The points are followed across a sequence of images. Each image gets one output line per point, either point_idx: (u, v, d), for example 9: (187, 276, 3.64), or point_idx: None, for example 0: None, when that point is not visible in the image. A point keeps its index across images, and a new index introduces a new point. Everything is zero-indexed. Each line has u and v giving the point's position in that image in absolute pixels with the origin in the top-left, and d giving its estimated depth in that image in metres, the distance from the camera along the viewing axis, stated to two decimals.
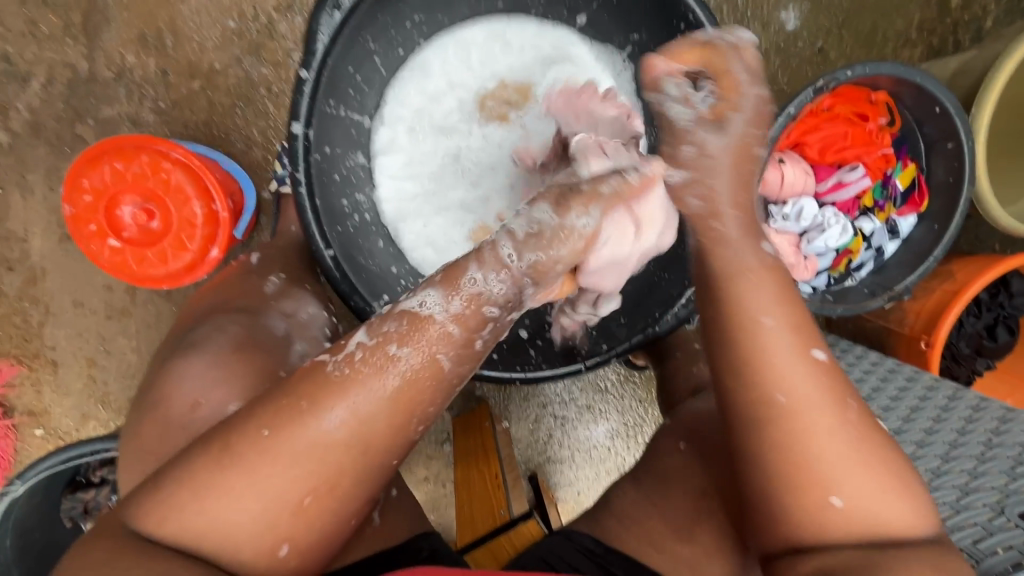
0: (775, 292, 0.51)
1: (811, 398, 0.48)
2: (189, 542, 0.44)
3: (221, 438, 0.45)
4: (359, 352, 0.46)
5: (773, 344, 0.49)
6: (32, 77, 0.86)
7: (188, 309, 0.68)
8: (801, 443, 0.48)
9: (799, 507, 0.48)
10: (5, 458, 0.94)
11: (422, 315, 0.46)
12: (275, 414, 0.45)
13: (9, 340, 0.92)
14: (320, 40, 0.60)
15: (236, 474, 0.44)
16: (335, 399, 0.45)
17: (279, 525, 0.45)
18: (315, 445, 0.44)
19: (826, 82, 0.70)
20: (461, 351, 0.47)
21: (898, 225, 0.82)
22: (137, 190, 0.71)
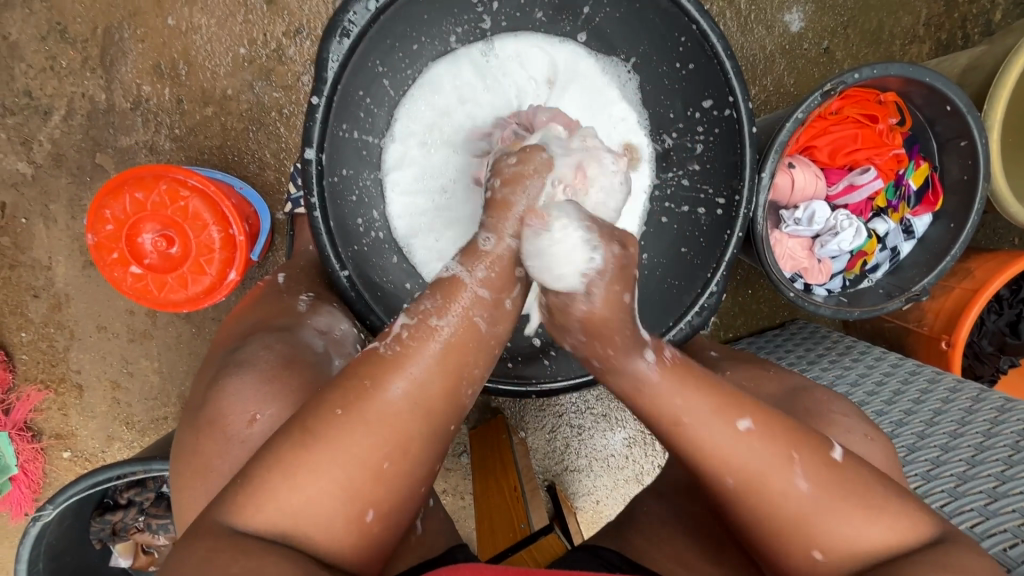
0: (694, 381, 0.51)
1: (757, 468, 0.49)
2: (280, 526, 0.43)
3: (298, 422, 0.46)
4: (405, 331, 0.48)
5: (707, 431, 0.50)
6: (53, 110, 0.88)
7: (224, 331, 0.69)
8: (769, 517, 0.49)
9: (794, 567, 0.49)
10: (35, 481, 0.97)
11: (453, 279, 0.50)
12: (347, 392, 0.46)
13: (37, 366, 0.95)
14: (330, 67, 0.61)
15: (323, 450, 0.44)
16: (394, 371, 0.47)
17: (362, 495, 0.45)
18: (386, 414, 0.46)
19: (834, 85, 0.70)
20: (493, 310, 0.50)
21: (913, 225, 0.81)
22: (157, 218, 0.73)
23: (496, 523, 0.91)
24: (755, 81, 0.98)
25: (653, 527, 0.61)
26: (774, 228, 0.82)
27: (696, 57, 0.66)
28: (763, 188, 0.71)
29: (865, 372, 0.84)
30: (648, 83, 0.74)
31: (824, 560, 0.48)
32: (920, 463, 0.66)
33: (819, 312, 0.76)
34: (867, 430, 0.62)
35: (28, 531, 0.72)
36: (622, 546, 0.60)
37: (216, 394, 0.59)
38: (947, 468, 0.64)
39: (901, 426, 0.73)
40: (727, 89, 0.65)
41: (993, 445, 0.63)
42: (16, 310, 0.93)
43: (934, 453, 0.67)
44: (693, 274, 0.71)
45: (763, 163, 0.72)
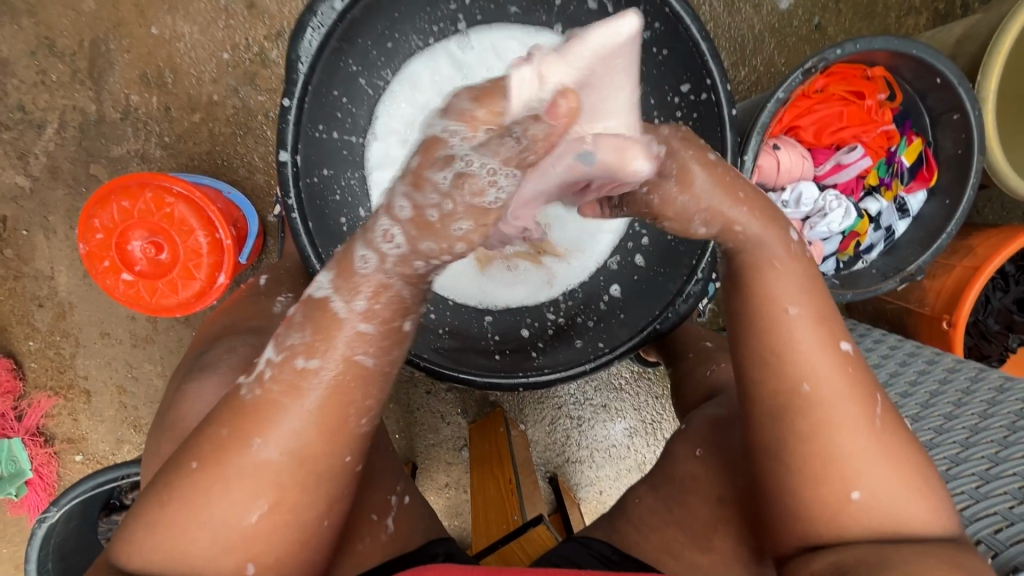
0: (806, 282, 0.51)
1: (835, 390, 0.48)
2: (154, 572, 0.45)
3: (164, 477, 0.45)
4: (268, 370, 0.46)
5: (802, 333, 0.49)
6: (46, 123, 0.90)
7: (202, 334, 0.71)
8: (821, 438, 0.47)
9: (820, 503, 0.47)
10: (48, 484, 0.99)
11: (325, 311, 0.46)
12: (202, 445, 0.45)
13: (45, 373, 0.98)
14: (300, 69, 0.62)
15: (177, 509, 0.44)
16: (257, 426, 0.44)
17: (239, 546, 0.45)
18: (248, 471, 0.44)
19: (815, 63, 0.68)
20: (379, 345, 0.46)
21: (908, 203, 0.79)
22: (145, 225, 0.74)
23: (490, 514, 0.93)
24: (744, 62, 0.96)
25: (642, 518, 0.61)
26: None
27: (671, 40, 0.65)
28: (746, 171, 0.70)
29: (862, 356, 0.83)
30: None
31: (858, 502, 0.47)
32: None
33: None
34: None
35: (35, 532, 0.77)
36: (618, 539, 0.60)
37: (180, 399, 0.60)
38: (940, 451, 0.62)
39: (897, 407, 0.72)
40: (704, 72, 0.64)
41: (988, 426, 0.61)
42: (22, 320, 0.96)
43: (929, 436, 0.65)
44: (679, 259, 0.73)
45: (746, 145, 0.70)
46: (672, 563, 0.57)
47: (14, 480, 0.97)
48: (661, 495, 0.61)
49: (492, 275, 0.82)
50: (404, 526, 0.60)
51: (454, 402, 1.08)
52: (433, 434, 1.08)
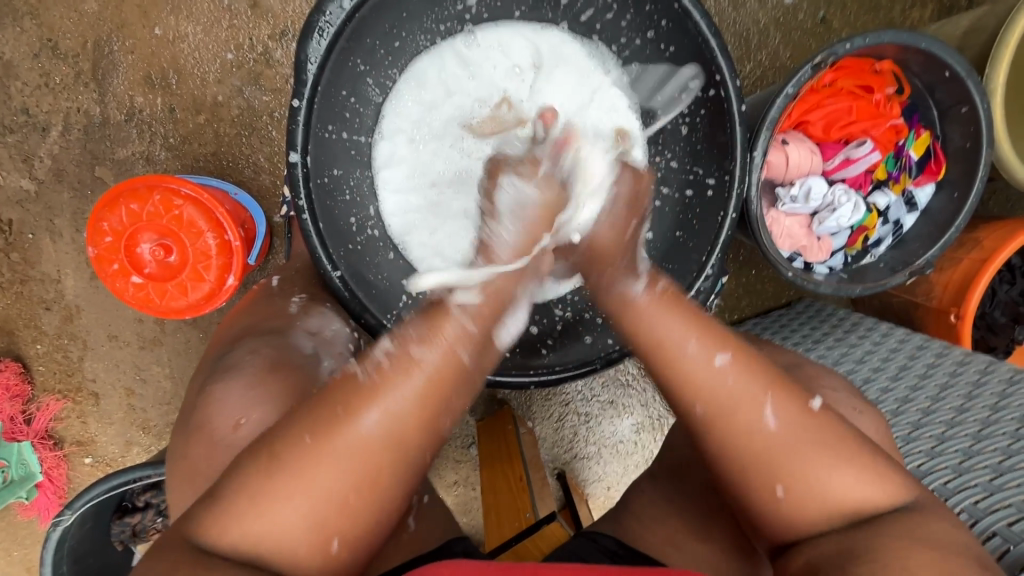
0: (676, 310, 0.54)
1: (733, 398, 0.51)
2: (247, 545, 0.45)
3: (267, 447, 0.46)
4: (386, 358, 0.49)
5: (677, 355, 0.53)
6: (51, 126, 0.90)
7: (219, 335, 0.71)
8: (740, 442, 0.51)
9: (758, 495, 0.51)
10: (59, 487, 0.99)
11: (439, 307, 0.52)
12: (316, 419, 0.47)
13: (54, 376, 0.98)
14: (308, 69, 0.62)
15: (284, 477, 0.45)
16: (369, 403, 0.47)
17: (329, 524, 0.46)
18: (354, 448, 0.46)
19: (824, 57, 0.68)
20: (478, 345, 0.51)
21: (916, 196, 0.79)
22: (153, 227, 0.74)
23: (502, 511, 0.93)
24: (749, 57, 0.95)
25: (653, 514, 0.61)
26: (770, 208, 0.80)
27: (680, 36, 0.65)
28: (756, 167, 0.70)
29: (871, 349, 0.83)
30: (633, 63, 0.73)
31: (785, 498, 0.50)
32: (925, 440, 0.65)
33: (819, 290, 0.75)
34: (857, 404, 0.62)
35: (50, 535, 0.76)
36: (620, 533, 0.60)
37: (206, 400, 0.60)
38: (952, 443, 0.63)
39: (897, 412, 0.71)
40: (714, 68, 0.64)
41: (1000, 420, 0.62)
42: (30, 323, 0.96)
43: (939, 429, 0.66)
44: (687, 256, 0.70)
45: (754, 141, 0.70)
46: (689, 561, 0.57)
47: (24, 484, 0.96)
48: (664, 488, 0.64)
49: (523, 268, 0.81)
50: (419, 525, 0.60)
51: None
52: None
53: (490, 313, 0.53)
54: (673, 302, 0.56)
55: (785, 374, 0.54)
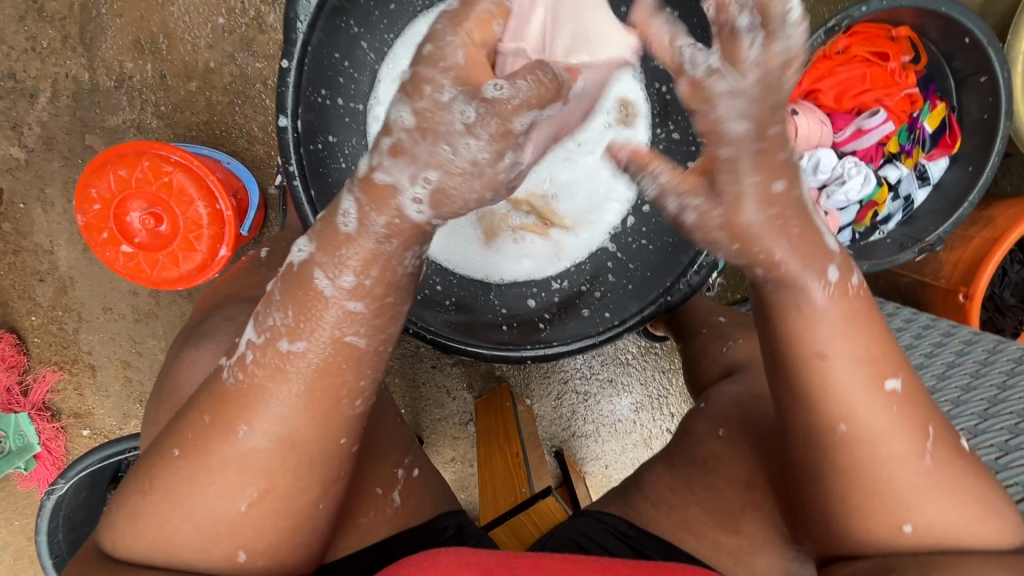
0: (858, 321, 0.44)
1: (877, 432, 0.43)
2: (137, 559, 0.43)
3: (148, 465, 0.44)
4: (252, 354, 0.43)
5: (831, 376, 0.43)
6: (39, 93, 0.88)
7: (202, 303, 0.70)
8: (856, 475, 0.44)
9: (868, 531, 0.44)
10: (57, 457, 0.99)
11: (308, 287, 0.42)
12: (186, 433, 0.43)
13: (49, 348, 0.97)
14: (298, 28, 0.59)
15: (162, 497, 0.43)
16: (243, 412, 0.42)
17: (226, 535, 0.43)
18: (230, 459, 0.42)
19: (838, 21, 0.65)
20: (372, 323, 0.43)
21: (929, 170, 0.76)
22: (143, 195, 0.72)
23: (497, 488, 0.92)
24: None
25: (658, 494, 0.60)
26: None
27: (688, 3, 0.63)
28: None
29: None
30: None
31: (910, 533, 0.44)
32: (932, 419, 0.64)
33: None
34: None
35: (44, 503, 0.77)
36: (631, 514, 0.60)
37: (179, 366, 0.58)
38: (957, 421, 0.61)
39: None
40: (721, 33, 0.61)
41: (1007, 398, 0.60)
42: (23, 295, 0.95)
43: (945, 407, 0.64)
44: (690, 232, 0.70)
45: None
46: (695, 542, 0.56)
47: (21, 454, 0.97)
48: (678, 472, 0.61)
49: (500, 249, 0.80)
50: (410, 500, 0.59)
51: (459, 376, 1.08)
52: (438, 409, 1.08)
53: (403, 245, 0.42)
54: (862, 306, 0.44)
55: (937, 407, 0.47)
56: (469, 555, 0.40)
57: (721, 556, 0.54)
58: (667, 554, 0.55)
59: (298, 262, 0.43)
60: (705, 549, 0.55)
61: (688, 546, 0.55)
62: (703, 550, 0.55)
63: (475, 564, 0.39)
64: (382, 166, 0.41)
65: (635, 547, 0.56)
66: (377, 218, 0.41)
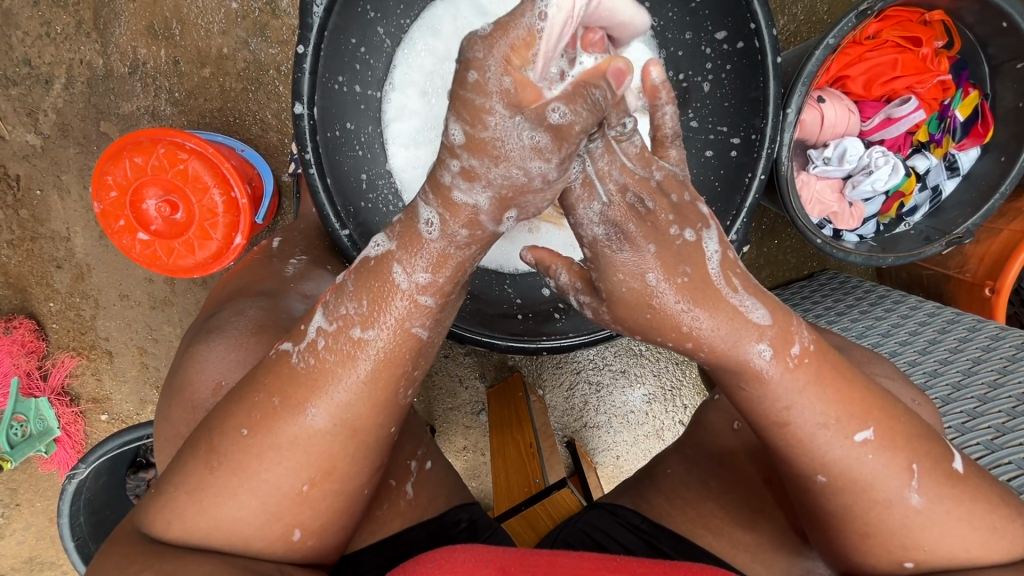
0: (820, 383, 0.44)
1: (854, 481, 0.45)
2: (196, 540, 0.43)
3: (207, 439, 0.44)
4: (320, 340, 0.43)
5: (792, 443, 0.45)
6: (53, 79, 0.88)
7: (214, 295, 0.70)
8: (842, 521, 0.46)
9: (871, 564, 0.46)
10: (76, 442, 1.01)
11: (384, 279, 0.42)
12: (252, 413, 0.43)
13: (67, 334, 0.98)
14: (314, 13, 0.58)
15: (230, 475, 0.43)
16: (310, 393, 0.42)
17: (286, 513, 0.43)
18: (300, 440, 0.42)
19: (872, 4, 0.62)
20: (437, 318, 0.44)
21: (958, 160, 0.74)
22: (158, 182, 0.72)
23: (511, 479, 0.92)
24: (784, 10, 0.89)
25: (675, 489, 0.59)
26: (800, 170, 0.76)
27: None
28: (789, 126, 0.65)
29: (898, 322, 0.80)
30: (656, 13, 0.67)
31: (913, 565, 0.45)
32: (956, 415, 0.63)
33: (848, 259, 0.71)
34: (914, 395, 0.56)
35: (66, 487, 0.78)
36: (645, 507, 0.59)
37: (189, 362, 0.58)
38: (983, 420, 0.61)
39: (925, 389, 0.68)
40: (748, 15, 0.58)
41: None
42: (42, 281, 0.96)
43: (971, 404, 0.63)
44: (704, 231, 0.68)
45: (788, 99, 0.66)
46: (711, 537, 0.55)
47: (42, 438, 0.97)
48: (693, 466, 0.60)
49: (513, 237, 0.78)
50: (423, 491, 0.59)
51: (472, 366, 1.08)
52: (450, 398, 1.08)
53: (479, 250, 0.43)
54: (819, 362, 0.44)
55: (932, 434, 0.47)
56: (487, 553, 0.39)
57: (739, 552, 0.53)
58: (685, 553, 0.54)
59: (376, 257, 0.43)
60: (723, 546, 0.54)
61: (704, 542, 0.55)
62: (719, 546, 0.54)
63: (493, 562, 0.38)
64: (457, 185, 0.40)
65: (648, 540, 0.55)
66: (457, 226, 0.41)
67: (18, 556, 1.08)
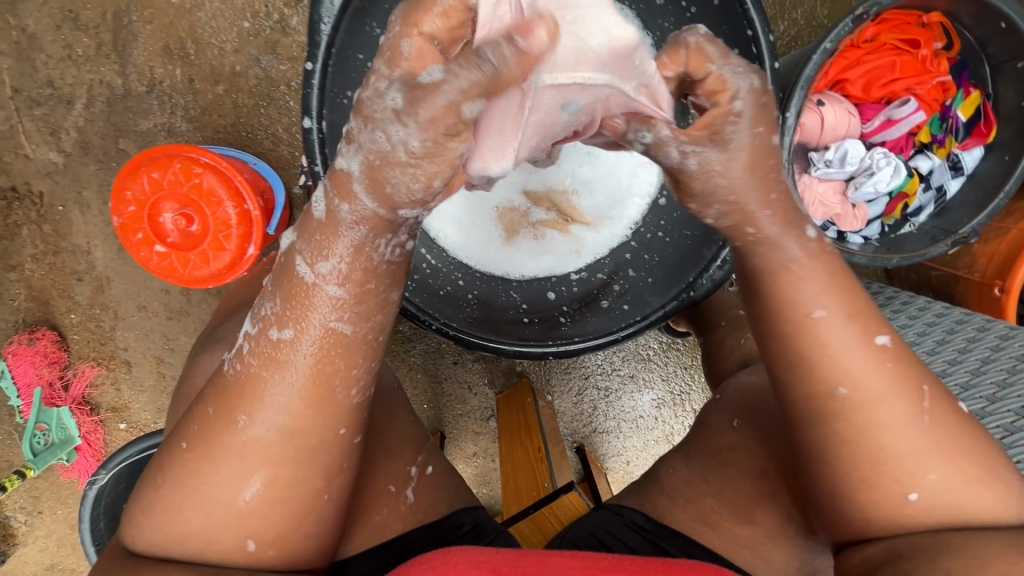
0: (835, 279, 0.44)
1: (869, 391, 0.43)
2: (157, 550, 0.45)
3: (157, 463, 0.46)
4: (247, 344, 0.45)
5: (811, 339, 0.43)
6: (75, 99, 0.91)
7: (225, 304, 0.73)
8: (849, 447, 0.43)
9: (877, 508, 0.43)
10: (95, 451, 1.04)
11: (291, 274, 0.43)
12: (192, 426, 0.45)
13: (87, 344, 1.01)
14: (322, 30, 0.60)
15: (169, 492, 0.44)
16: (240, 403, 0.44)
17: (235, 525, 0.44)
18: (234, 450, 0.44)
19: (867, 9, 0.64)
20: (356, 310, 0.43)
21: (962, 159, 0.74)
22: (174, 197, 0.74)
23: (519, 481, 0.93)
24: (784, 15, 0.90)
25: (676, 488, 0.59)
26: (803, 173, 0.76)
27: None
28: (789, 130, 0.66)
29: (907, 322, 0.80)
30: (657, 20, 0.69)
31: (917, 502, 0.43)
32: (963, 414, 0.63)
33: (853, 260, 0.71)
34: None
35: (86, 493, 0.81)
36: (649, 507, 0.60)
37: (199, 369, 0.60)
38: (992, 419, 0.61)
39: None
40: (745, 22, 0.60)
41: None
42: (63, 294, 0.99)
43: (979, 404, 0.63)
44: (698, 253, 0.71)
45: (788, 102, 0.66)
46: (710, 533, 0.55)
47: (64, 447, 1.02)
48: (694, 465, 0.60)
49: (519, 245, 0.82)
50: (426, 495, 0.60)
51: (481, 372, 1.09)
52: (460, 404, 1.09)
53: (374, 232, 0.41)
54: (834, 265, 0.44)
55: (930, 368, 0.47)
56: (479, 554, 0.40)
57: (744, 553, 0.53)
58: (685, 549, 0.55)
59: (283, 251, 0.45)
60: (721, 542, 0.55)
61: (704, 539, 0.55)
62: (718, 543, 0.55)
63: (485, 563, 0.39)
64: (344, 154, 0.40)
65: (652, 540, 0.56)
66: (344, 208, 0.41)
67: (39, 563, 1.11)
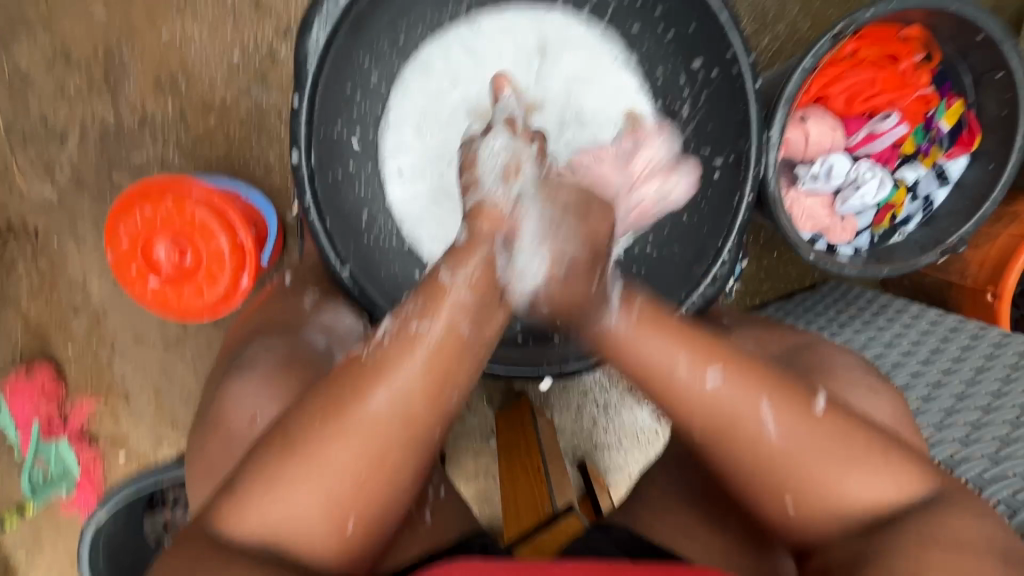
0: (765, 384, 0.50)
1: (783, 455, 0.49)
2: (262, 533, 0.45)
3: (280, 433, 0.46)
4: (388, 334, 0.47)
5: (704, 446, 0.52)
6: (69, 135, 0.92)
7: (233, 334, 0.72)
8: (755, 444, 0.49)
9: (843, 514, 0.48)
10: (97, 482, 1.03)
11: (434, 283, 0.48)
12: (323, 400, 0.46)
13: (85, 376, 1.01)
14: (308, 66, 0.61)
15: (299, 464, 0.45)
16: (373, 382, 0.46)
17: (340, 507, 0.46)
18: (365, 425, 0.45)
19: (844, 27, 0.64)
20: (480, 316, 0.48)
21: (948, 169, 0.76)
22: (167, 231, 0.74)
23: (519, 502, 0.91)
24: (767, 29, 0.91)
25: (658, 499, 0.62)
26: (789, 188, 0.76)
27: (690, 13, 0.64)
28: (773, 146, 0.67)
29: (902, 331, 0.81)
30: (635, 45, 0.71)
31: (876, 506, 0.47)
32: (949, 444, 0.62)
33: (843, 272, 0.72)
34: (873, 384, 0.61)
35: (84, 532, 0.82)
36: (635, 524, 0.60)
37: (219, 397, 0.61)
38: (988, 430, 0.61)
39: (926, 399, 0.69)
40: (727, 44, 0.62)
41: None
42: (60, 327, 0.99)
43: (975, 415, 0.64)
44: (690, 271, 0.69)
45: (771, 118, 0.68)
46: (694, 546, 0.57)
47: (64, 479, 1.01)
48: (674, 474, 0.63)
49: None
50: (439, 517, 0.61)
51: (479, 391, 1.09)
52: (460, 424, 1.09)
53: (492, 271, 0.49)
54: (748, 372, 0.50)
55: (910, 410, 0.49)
56: None
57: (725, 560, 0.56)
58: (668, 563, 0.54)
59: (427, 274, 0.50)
60: (702, 553, 0.57)
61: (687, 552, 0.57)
62: (699, 553, 0.57)
63: None
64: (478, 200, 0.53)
65: (638, 555, 0.55)
66: (485, 230, 0.50)
67: None
